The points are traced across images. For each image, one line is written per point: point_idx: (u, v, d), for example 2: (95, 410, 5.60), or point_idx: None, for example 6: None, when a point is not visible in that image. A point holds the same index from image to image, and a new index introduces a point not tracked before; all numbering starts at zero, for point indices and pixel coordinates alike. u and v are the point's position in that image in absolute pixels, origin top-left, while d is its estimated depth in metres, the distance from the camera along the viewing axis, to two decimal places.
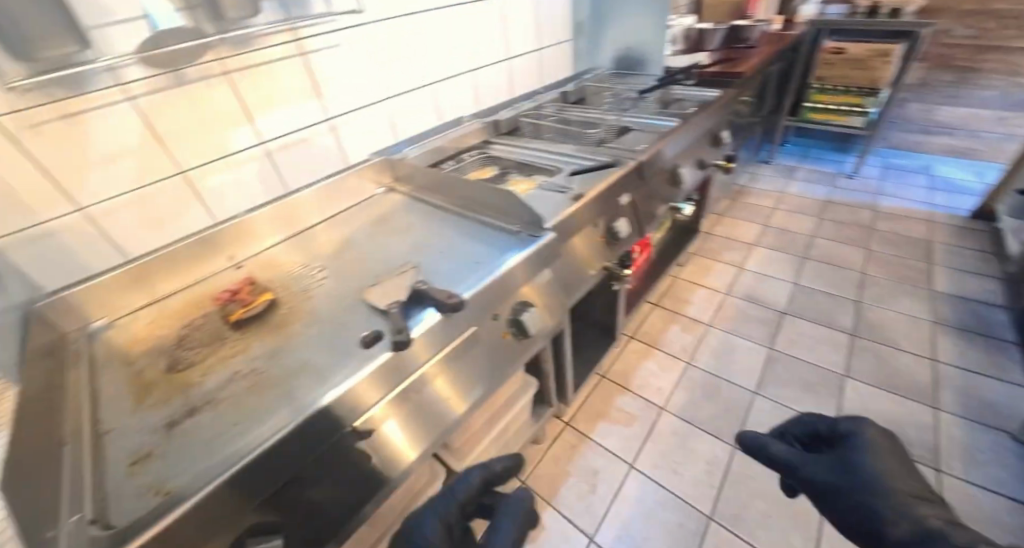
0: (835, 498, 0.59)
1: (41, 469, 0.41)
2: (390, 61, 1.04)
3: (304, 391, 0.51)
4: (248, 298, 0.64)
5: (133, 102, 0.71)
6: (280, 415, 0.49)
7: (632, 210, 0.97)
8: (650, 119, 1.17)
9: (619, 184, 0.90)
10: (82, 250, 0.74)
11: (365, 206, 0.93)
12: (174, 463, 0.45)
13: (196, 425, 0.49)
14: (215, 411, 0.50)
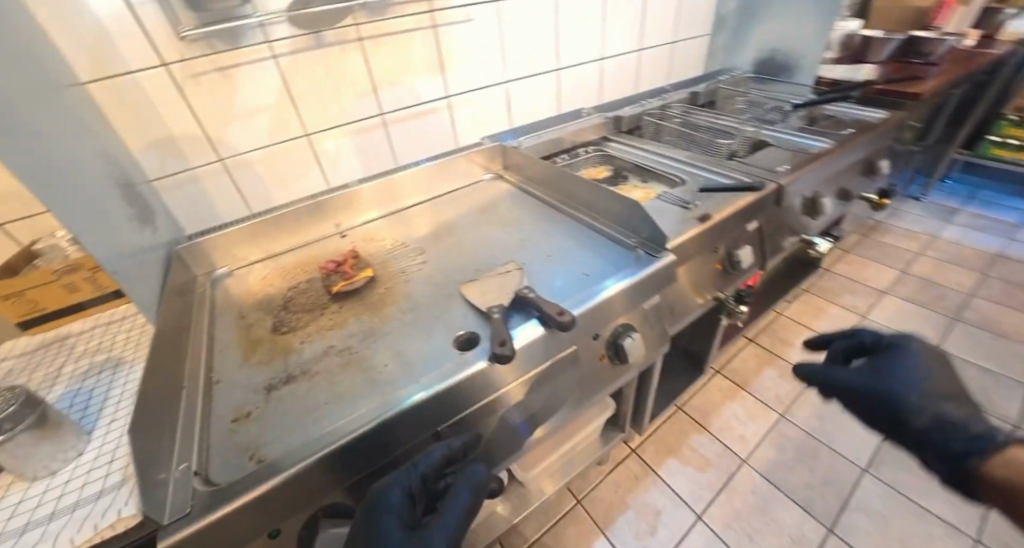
0: (873, 403, 0.51)
1: (163, 411, 0.45)
2: (516, 41, 0.99)
3: (394, 382, 0.48)
4: (351, 271, 0.64)
5: (276, 61, 0.73)
6: (369, 405, 0.46)
7: (759, 237, 0.84)
8: (796, 136, 1.00)
9: (752, 207, 0.78)
10: (218, 197, 0.80)
11: (469, 191, 0.91)
12: (269, 430, 0.45)
13: (292, 395, 0.49)
14: (310, 385, 0.50)
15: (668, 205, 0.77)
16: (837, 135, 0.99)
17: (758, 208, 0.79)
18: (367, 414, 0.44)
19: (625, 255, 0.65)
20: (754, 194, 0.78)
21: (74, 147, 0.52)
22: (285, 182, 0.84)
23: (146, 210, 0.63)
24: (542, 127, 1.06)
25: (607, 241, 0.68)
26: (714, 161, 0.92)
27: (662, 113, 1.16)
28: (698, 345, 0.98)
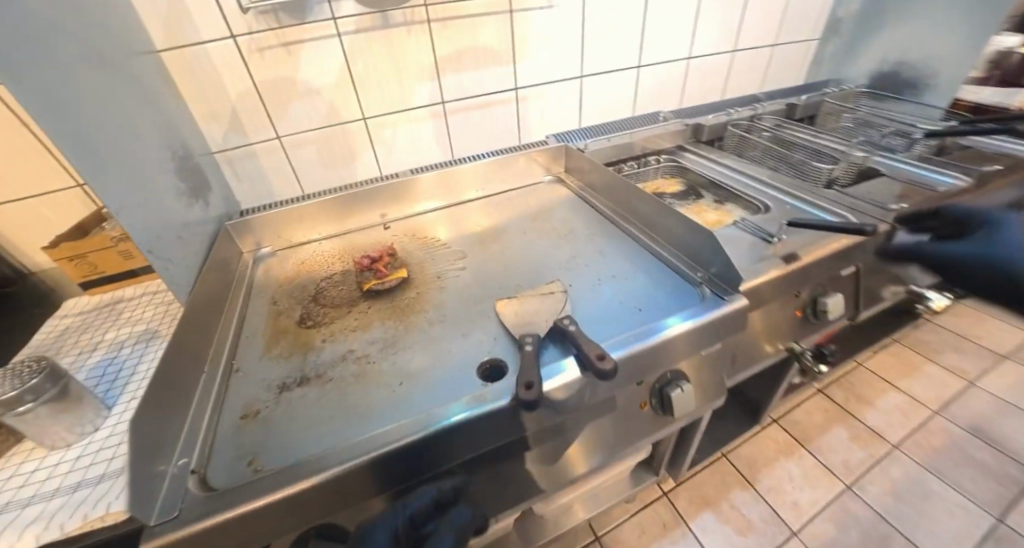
0: (976, 268, 0.47)
1: (177, 398, 0.44)
2: (595, 32, 0.90)
3: (408, 405, 0.44)
4: (383, 270, 0.60)
5: (339, 39, 0.71)
6: (379, 426, 0.42)
7: (854, 282, 0.68)
8: (920, 166, 0.82)
9: (856, 248, 0.64)
10: (273, 175, 0.79)
11: (523, 192, 0.84)
12: (274, 435, 0.43)
13: (304, 399, 0.46)
14: (323, 391, 0.46)
15: (746, 235, 0.66)
16: (978, 171, 0.80)
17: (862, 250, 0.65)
18: (390, 434, 0.40)
19: (689, 290, 0.55)
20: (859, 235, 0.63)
21: (133, 115, 0.52)
22: (338, 165, 0.83)
23: (200, 183, 0.63)
24: (611, 129, 0.96)
25: (668, 270, 0.58)
26: (810, 188, 0.78)
27: (751, 124, 1.02)
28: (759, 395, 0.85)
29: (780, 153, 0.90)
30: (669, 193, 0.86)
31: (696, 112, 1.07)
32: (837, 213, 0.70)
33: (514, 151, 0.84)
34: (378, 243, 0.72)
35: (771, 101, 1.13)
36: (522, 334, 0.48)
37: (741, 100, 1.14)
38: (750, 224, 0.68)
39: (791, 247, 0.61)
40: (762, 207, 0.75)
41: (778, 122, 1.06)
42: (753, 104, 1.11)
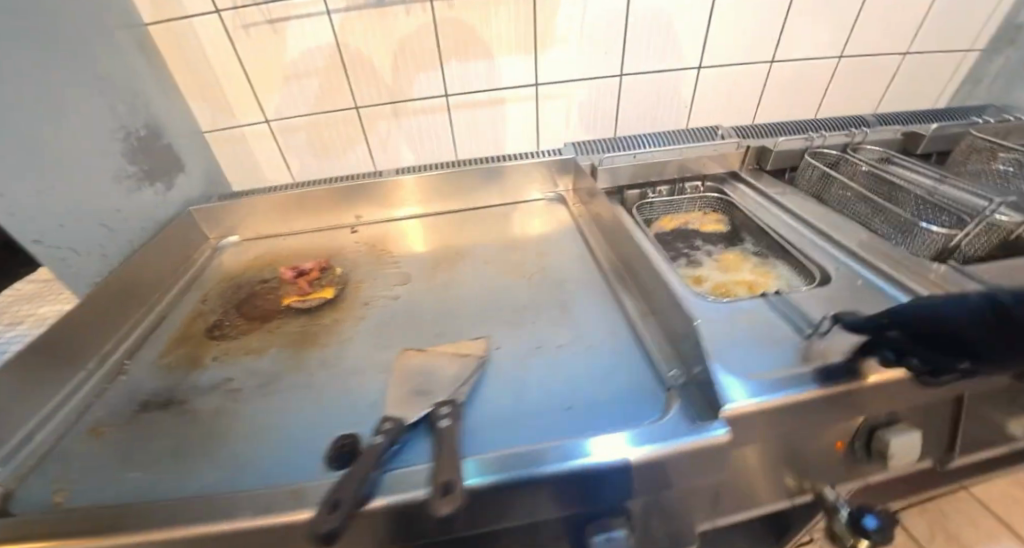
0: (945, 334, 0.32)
1: (28, 394, 0.41)
2: (644, 24, 0.74)
3: (235, 473, 0.36)
4: (307, 287, 0.55)
5: (330, 18, 0.64)
6: (186, 495, 0.34)
7: (954, 410, 0.41)
8: None
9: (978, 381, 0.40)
10: (262, 160, 0.76)
11: (519, 210, 0.72)
12: (94, 464, 0.37)
13: (149, 431, 0.40)
14: (171, 428, 0.40)
15: (776, 323, 0.44)
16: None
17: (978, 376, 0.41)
18: (173, 510, 0.31)
19: (654, 391, 0.38)
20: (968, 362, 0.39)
21: (77, 87, 0.50)
22: (329, 156, 0.77)
23: (161, 163, 0.61)
24: (646, 142, 0.78)
25: (634, 355, 0.42)
26: (908, 260, 0.54)
27: (840, 159, 0.77)
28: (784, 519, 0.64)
29: (871, 205, 0.66)
30: (705, 233, 0.70)
31: (769, 129, 0.84)
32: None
33: (511, 161, 0.71)
34: (337, 248, 0.65)
35: (883, 127, 0.85)
36: (397, 410, 0.37)
37: (844, 120, 0.87)
38: (789, 305, 0.46)
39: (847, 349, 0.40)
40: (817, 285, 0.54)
41: (882, 160, 0.79)
42: (849, 129, 0.83)
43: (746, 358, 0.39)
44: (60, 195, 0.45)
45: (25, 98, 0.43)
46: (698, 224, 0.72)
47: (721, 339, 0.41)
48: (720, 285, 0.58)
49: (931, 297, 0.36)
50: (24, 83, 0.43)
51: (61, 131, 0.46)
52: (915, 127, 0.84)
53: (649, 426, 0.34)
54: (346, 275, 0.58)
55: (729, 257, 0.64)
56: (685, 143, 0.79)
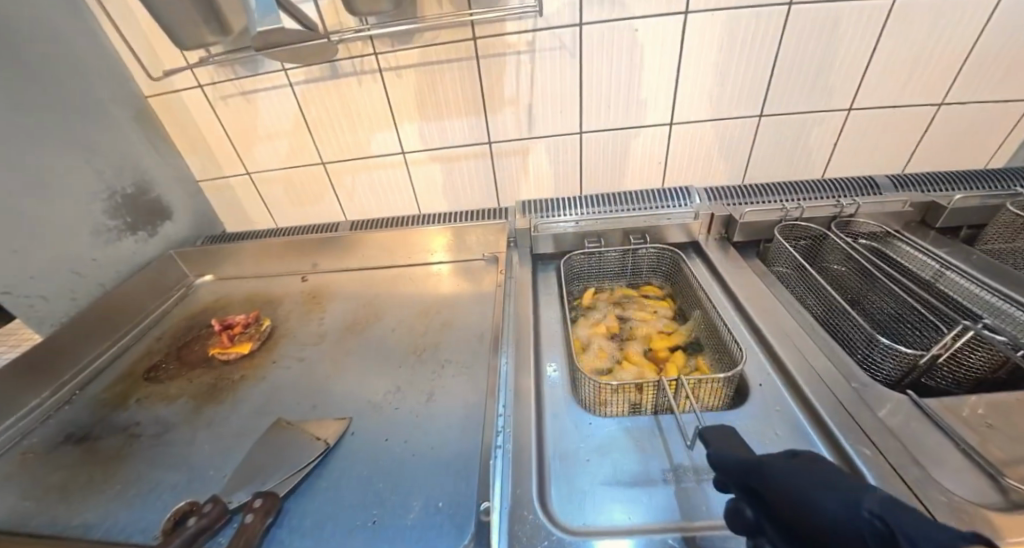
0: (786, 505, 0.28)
1: None
2: (602, 85, 0.69)
3: (95, 512, 0.43)
4: (229, 341, 0.62)
5: (293, 88, 0.69)
6: (49, 533, 0.41)
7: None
8: None
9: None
10: (248, 205, 0.84)
11: (461, 269, 0.73)
12: (14, 484, 0.47)
13: (59, 462, 0.49)
14: (76, 461, 0.49)
15: (637, 457, 0.41)
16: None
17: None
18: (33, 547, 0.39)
19: (465, 523, 0.38)
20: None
21: (62, 164, 0.61)
22: (301, 204, 0.83)
23: (145, 215, 0.73)
24: (605, 203, 0.73)
25: (469, 473, 0.42)
26: (847, 399, 0.45)
27: (823, 234, 0.67)
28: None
29: (831, 302, 0.57)
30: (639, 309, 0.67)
31: (750, 190, 0.75)
32: (845, 481, 0.40)
33: (455, 222, 0.73)
34: (283, 299, 0.71)
35: (897, 194, 0.71)
36: (228, 492, 0.41)
37: (852, 180, 0.75)
38: (669, 437, 0.43)
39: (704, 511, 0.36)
40: (737, 401, 0.50)
41: (880, 237, 0.67)
42: (836, 196, 0.71)
43: (587, 503, 0.38)
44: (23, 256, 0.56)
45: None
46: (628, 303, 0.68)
47: (570, 473, 0.40)
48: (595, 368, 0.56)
49: (805, 470, 0.29)
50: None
51: (39, 203, 0.58)
52: (941, 196, 0.69)
53: None
54: (269, 330, 0.64)
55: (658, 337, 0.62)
56: (649, 205, 0.72)
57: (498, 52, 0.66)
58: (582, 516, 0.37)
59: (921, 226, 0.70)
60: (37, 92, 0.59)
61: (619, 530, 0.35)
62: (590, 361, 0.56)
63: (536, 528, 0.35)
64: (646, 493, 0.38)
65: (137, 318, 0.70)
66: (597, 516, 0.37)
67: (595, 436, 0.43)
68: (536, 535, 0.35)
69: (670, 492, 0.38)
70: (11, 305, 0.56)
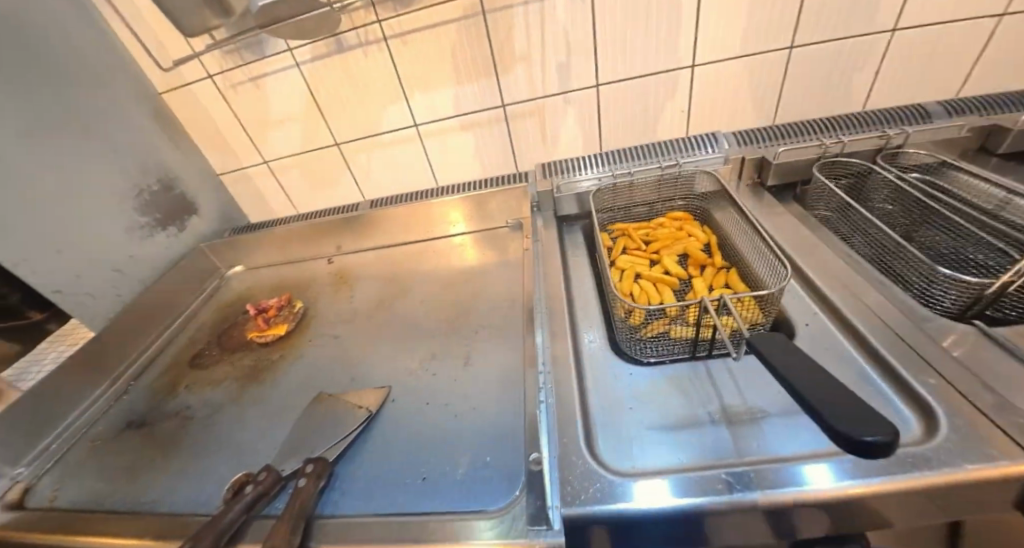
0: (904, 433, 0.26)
1: (61, 406, 0.56)
2: (615, 31, 0.65)
3: (159, 489, 0.45)
4: (266, 324, 0.63)
5: (301, 68, 0.68)
6: (123, 508, 0.44)
7: (947, 532, 0.35)
8: None
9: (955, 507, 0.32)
10: (268, 195, 0.85)
11: (482, 239, 0.72)
12: (86, 468, 0.50)
13: (123, 446, 0.52)
14: (138, 444, 0.51)
15: (680, 403, 0.40)
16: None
17: (944, 493, 0.31)
18: (114, 524, 0.42)
19: (513, 476, 0.38)
20: (900, 485, 0.30)
21: (93, 166, 0.63)
22: (318, 189, 0.83)
23: (176, 210, 0.75)
24: (627, 159, 0.70)
25: (512, 427, 0.41)
26: (907, 334, 0.42)
27: (868, 170, 0.61)
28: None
29: (880, 239, 0.52)
30: (666, 226, 0.62)
31: (780, 130, 0.70)
32: (910, 412, 0.36)
33: (471, 191, 0.71)
34: (310, 283, 0.72)
35: (950, 119, 0.65)
36: (279, 462, 0.42)
37: (897, 110, 0.69)
38: (712, 386, 0.41)
39: (760, 452, 0.34)
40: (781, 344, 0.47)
41: (933, 168, 0.61)
42: (881, 127, 0.66)
43: (631, 447, 0.37)
44: (66, 256, 0.58)
45: (35, 180, 0.56)
46: (655, 224, 0.63)
47: (613, 425, 0.39)
48: (634, 276, 0.55)
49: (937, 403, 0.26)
50: (32, 167, 0.56)
51: (78, 203, 0.61)
52: (1003, 117, 0.62)
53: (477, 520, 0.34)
54: (301, 312, 0.65)
55: (694, 257, 0.57)
56: (674, 155, 0.69)
57: (503, 5, 0.62)
58: (628, 460, 0.35)
59: (981, 153, 0.64)
60: (62, 95, 0.60)
61: (665, 471, 0.34)
62: (629, 272, 0.55)
63: (586, 473, 0.34)
64: (692, 437, 0.36)
65: (177, 310, 0.72)
66: (649, 459, 0.35)
67: (635, 386, 0.42)
68: (587, 481, 0.34)
69: (722, 433, 0.36)
70: (65, 304, 0.59)
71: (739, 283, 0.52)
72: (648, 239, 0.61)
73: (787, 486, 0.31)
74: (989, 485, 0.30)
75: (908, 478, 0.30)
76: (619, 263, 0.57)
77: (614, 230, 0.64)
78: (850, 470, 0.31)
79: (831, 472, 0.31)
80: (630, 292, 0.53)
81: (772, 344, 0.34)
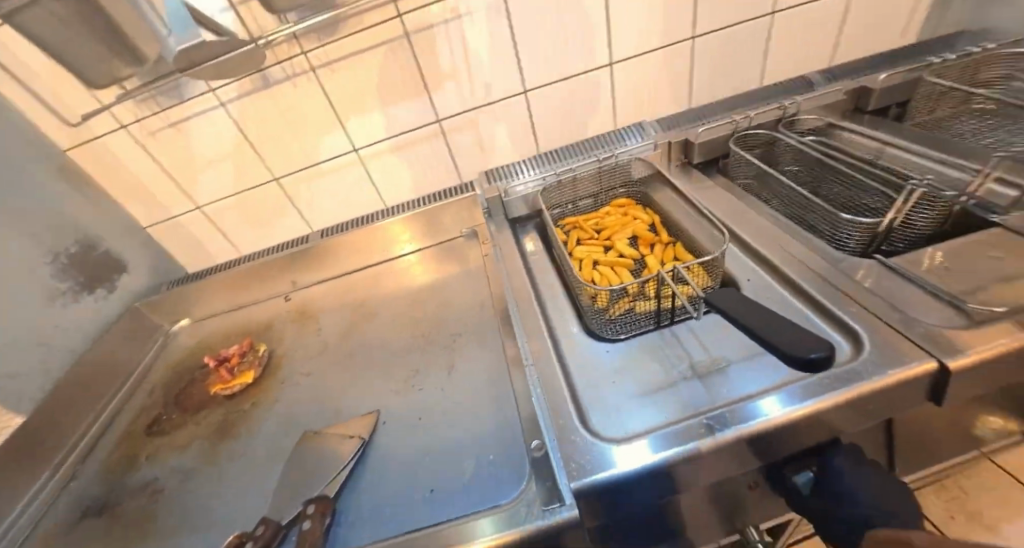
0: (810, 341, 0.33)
1: None
2: (536, 40, 0.69)
3: None
4: (231, 374, 0.60)
5: (225, 108, 0.66)
6: None
7: (887, 431, 0.40)
8: None
9: (891, 408, 0.37)
10: (206, 241, 0.80)
11: (442, 251, 0.72)
12: None
13: (83, 537, 0.47)
14: (102, 530, 0.47)
15: (652, 370, 0.43)
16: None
17: (878, 400, 0.36)
18: None
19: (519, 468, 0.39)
20: (835, 400, 0.35)
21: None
22: (261, 227, 0.80)
23: (101, 272, 0.69)
24: (566, 156, 0.75)
25: (508, 421, 0.43)
26: (828, 274, 0.48)
27: (774, 139, 0.70)
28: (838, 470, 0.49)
29: (793, 197, 0.59)
30: (613, 213, 0.67)
31: (696, 114, 0.78)
32: (842, 339, 0.41)
33: (423, 206, 0.72)
34: (269, 325, 0.69)
35: (828, 87, 0.75)
36: (275, 512, 0.40)
37: (786, 84, 0.78)
38: (679, 349, 0.45)
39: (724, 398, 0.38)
40: None
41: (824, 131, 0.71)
42: (776, 101, 0.75)
43: (613, 418, 0.39)
44: None
45: None
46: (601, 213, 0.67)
47: (597, 401, 0.41)
48: (592, 264, 0.58)
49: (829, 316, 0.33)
50: None
51: None
52: (868, 80, 0.73)
53: (482, 520, 0.35)
54: (269, 353, 0.63)
55: (643, 237, 0.62)
56: (609, 147, 0.74)
57: (426, 25, 0.64)
58: (613, 430, 0.38)
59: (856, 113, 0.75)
60: None
61: (645, 432, 0.36)
62: (588, 261, 0.59)
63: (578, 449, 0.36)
64: (664, 398, 0.40)
65: (119, 379, 0.67)
66: (638, 423, 0.38)
67: (609, 363, 0.45)
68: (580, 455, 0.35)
69: (689, 390, 0.40)
70: None
71: (686, 254, 0.58)
72: (598, 227, 0.65)
73: (751, 418, 0.35)
74: (908, 383, 0.36)
75: (844, 392, 0.35)
76: (577, 253, 0.60)
77: (567, 224, 0.67)
78: (794, 397, 0.35)
79: (777, 401, 0.35)
80: (592, 278, 0.56)
81: (725, 300, 0.38)
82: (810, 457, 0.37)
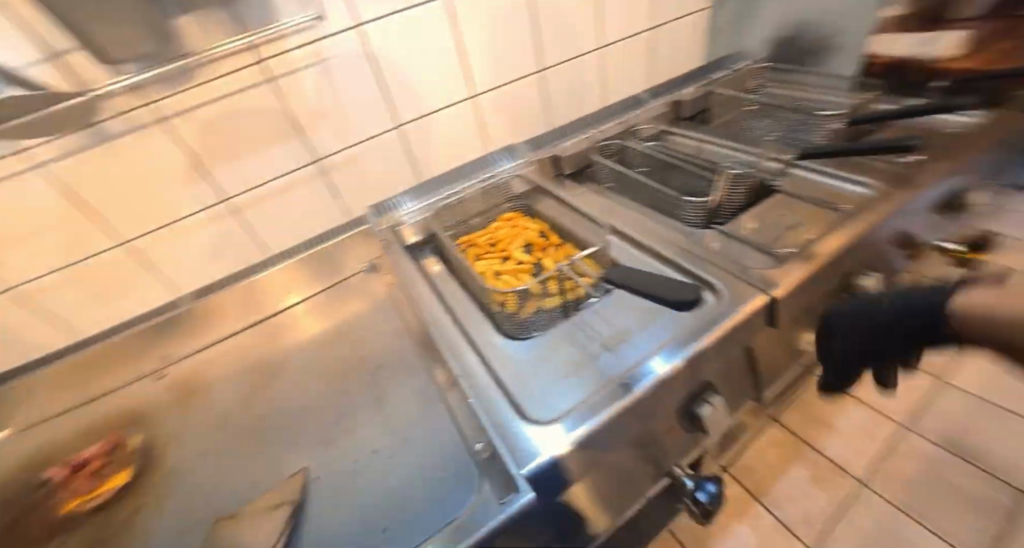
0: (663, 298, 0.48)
1: None
2: (404, 77, 0.72)
3: None
4: (93, 479, 0.49)
5: (41, 169, 0.55)
6: None
7: (750, 356, 0.50)
8: (834, 175, 0.60)
9: (747, 335, 0.46)
10: (24, 334, 0.63)
11: (341, 292, 0.69)
12: None
13: None
14: None
15: (563, 355, 0.46)
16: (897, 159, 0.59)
17: (737, 333, 0.45)
18: None
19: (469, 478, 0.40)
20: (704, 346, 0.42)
21: None
22: (106, 303, 0.66)
23: None
24: (449, 179, 0.78)
25: (451, 438, 0.43)
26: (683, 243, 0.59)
27: (623, 146, 0.83)
28: (875, 318, 0.44)
29: (647, 189, 0.70)
30: (505, 225, 0.73)
31: (557, 131, 0.88)
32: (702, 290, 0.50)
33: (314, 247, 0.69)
34: (145, 413, 0.58)
35: (653, 102, 0.93)
36: None
37: (620, 103, 0.94)
38: (583, 331, 0.49)
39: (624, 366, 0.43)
40: None
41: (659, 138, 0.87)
42: (618, 117, 0.90)
43: (536, 406, 0.41)
44: None
45: None
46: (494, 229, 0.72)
47: (520, 392, 0.42)
48: (496, 274, 0.62)
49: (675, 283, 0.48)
50: None
51: None
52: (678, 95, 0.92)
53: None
54: (142, 444, 0.54)
55: (536, 244, 0.67)
56: (489, 169, 0.81)
57: (290, 69, 0.63)
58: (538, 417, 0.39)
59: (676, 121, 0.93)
60: None
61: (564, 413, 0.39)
62: (491, 273, 0.62)
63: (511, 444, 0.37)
64: (576, 379, 0.43)
65: None
66: (566, 401, 0.40)
67: (525, 356, 0.47)
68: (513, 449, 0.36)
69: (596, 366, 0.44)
70: None
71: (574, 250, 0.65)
72: (493, 242, 0.69)
73: (644, 379, 0.40)
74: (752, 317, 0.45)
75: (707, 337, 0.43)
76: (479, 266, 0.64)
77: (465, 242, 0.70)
78: (673, 353, 0.42)
79: (662, 359, 0.41)
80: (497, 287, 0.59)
81: None
82: (716, 398, 0.46)
